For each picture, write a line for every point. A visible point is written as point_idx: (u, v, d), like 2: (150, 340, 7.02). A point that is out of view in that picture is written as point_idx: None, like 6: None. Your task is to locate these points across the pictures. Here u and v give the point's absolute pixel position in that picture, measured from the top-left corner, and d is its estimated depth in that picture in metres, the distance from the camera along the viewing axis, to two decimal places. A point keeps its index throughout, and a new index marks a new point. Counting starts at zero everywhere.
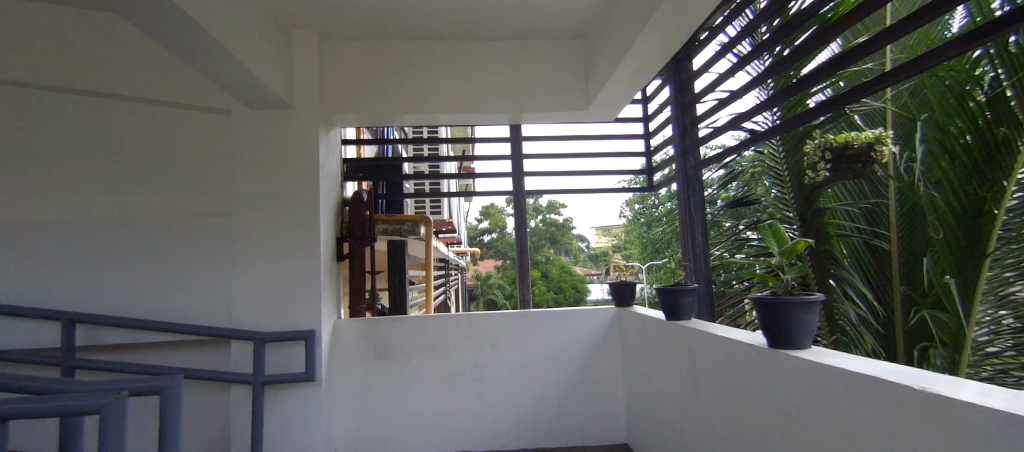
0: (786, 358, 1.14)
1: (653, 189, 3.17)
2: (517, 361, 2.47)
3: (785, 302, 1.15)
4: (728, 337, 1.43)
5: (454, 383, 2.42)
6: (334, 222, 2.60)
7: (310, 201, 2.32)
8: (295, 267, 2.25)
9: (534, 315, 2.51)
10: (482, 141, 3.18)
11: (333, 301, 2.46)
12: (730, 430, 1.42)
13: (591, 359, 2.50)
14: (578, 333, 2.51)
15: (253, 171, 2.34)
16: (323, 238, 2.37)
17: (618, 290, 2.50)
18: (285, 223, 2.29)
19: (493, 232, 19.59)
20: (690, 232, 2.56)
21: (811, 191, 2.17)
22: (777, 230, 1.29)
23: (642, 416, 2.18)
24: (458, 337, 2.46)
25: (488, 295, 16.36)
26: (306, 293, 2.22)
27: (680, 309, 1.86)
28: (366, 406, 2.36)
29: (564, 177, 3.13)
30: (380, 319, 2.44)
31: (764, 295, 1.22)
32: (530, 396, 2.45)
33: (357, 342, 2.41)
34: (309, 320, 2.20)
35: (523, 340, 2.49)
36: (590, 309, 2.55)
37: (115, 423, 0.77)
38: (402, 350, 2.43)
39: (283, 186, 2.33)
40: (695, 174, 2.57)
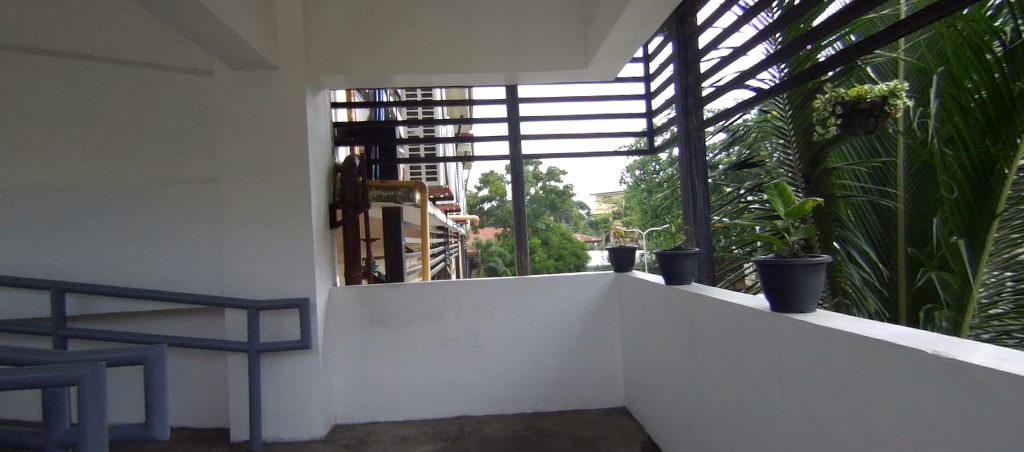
0: (788, 323, 1.10)
1: (655, 152, 3.05)
2: (513, 326, 2.47)
3: (788, 263, 1.10)
4: (729, 301, 1.39)
5: (452, 349, 2.43)
6: (325, 188, 2.52)
7: (300, 167, 2.24)
8: (287, 235, 2.19)
9: (531, 281, 2.49)
10: (479, 103, 3.04)
11: (328, 268, 2.42)
12: (729, 394, 1.40)
13: (589, 324, 2.50)
14: (576, 299, 2.50)
15: (237, 137, 2.24)
16: (315, 204, 2.31)
17: (617, 255, 2.46)
18: (275, 190, 2.21)
19: (493, 200, 19.49)
20: (691, 195, 2.49)
21: (819, 151, 2.09)
22: (784, 190, 1.23)
23: (641, 380, 2.18)
24: (453, 304, 2.45)
25: (489, 262, 16.47)
26: (298, 261, 2.18)
27: (680, 273, 1.81)
28: (365, 372, 2.37)
29: (563, 140, 3.02)
30: (375, 286, 2.42)
31: (768, 258, 1.17)
32: (528, 361, 2.46)
33: (353, 309, 2.40)
34: (303, 288, 2.17)
35: (520, 305, 2.48)
36: (590, 273, 2.53)
37: (94, 394, 0.69)
38: (398, 316, 2.42)
39: (271, 152, 2.24)
40: (698, 135, 2.47)
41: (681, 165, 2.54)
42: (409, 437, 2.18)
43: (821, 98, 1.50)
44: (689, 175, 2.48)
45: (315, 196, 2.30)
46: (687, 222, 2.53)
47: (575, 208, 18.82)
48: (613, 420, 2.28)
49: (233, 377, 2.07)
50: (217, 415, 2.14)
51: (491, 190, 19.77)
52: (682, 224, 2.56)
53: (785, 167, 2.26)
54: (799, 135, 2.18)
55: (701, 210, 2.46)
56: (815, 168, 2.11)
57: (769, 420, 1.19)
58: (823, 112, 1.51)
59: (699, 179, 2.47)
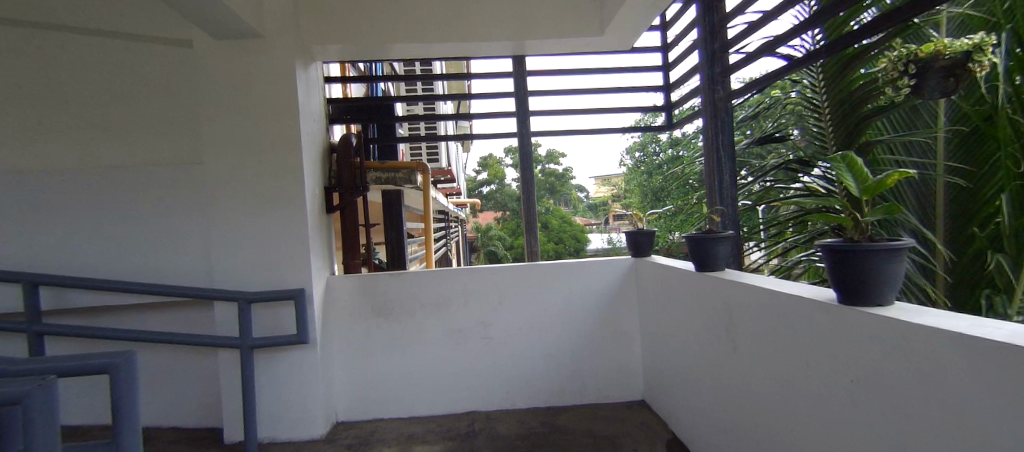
0: (856, 317, 0.94)
1: (673, 128, 2.85)
2: (521, 317, 2.31)
3: (864, 249, 0.92)
4: (777, 290, 1.24)
5: (459, 342, 2.28)
6: (320, 170, 2.33)
7: (292, 147, 2.04)
8: (281, 221, 2.02)
9: (545, 267, 2.33)
10: (480, 77, 2.82)
11: (325, 255, 2.25)
12: (773, 394, 1.26)
13: (604, 313, 2.35)
14: (591, 286, 2.34)
15: (220, 114, 2.03)
16: (310, 188, 2.12)
17: (636, 240, 2.29)
18: (266, 173, 2.03)
19: (492, 184, 19.27)
20: (716, 173, 2.29)
21: (858, 124, 1.90)
22: (854, 163, 1.03)
23: (663, 372, 2.05)
24: (457, 294, 2.29)
25: (489, 246, 16.36)
26: (292, 250, 2.01)
27: (713, 259, 1.65)
28: (365, 365, 2.23)
29: (573, 116, 2.81)
30: (375, 275, 2.26)
31: (834, 242, 1.00)
32: (540, 353, 2.32)
33: (352, 299, 2.24)
34: (298, 278, 2.00)
35: (532, 294, 2.32)
36: (606, 259, 2.36)
37: (41, 421, 0.48)
38: (397, 307, 2.26)
39: (257, 129, 2.04)
40: (725, 108, 2.25)
41: (704, 140, 2.33)
42: (415, 435, 2.05)
43: (888, 58, 1.31)
44: (714, 152, 2.27)
45: (310, 178, 2.11)
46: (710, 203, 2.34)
47: (575, 192, 18.63)
48: (632, 416, 2.15)
49: (227, 373, 1.93)
50: (211, 414, 2.02)
51: (490, 173, 19.52)
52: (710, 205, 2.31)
53: (816, 142, 2.07)
54: (835, 106, 1.98)
55: (728, 189, 2.26)
56: (854, 141, 1.92)
57: (826, 426, 1.05)
58: (891, 73, 1.31)
59: (727, 156, 2.26)
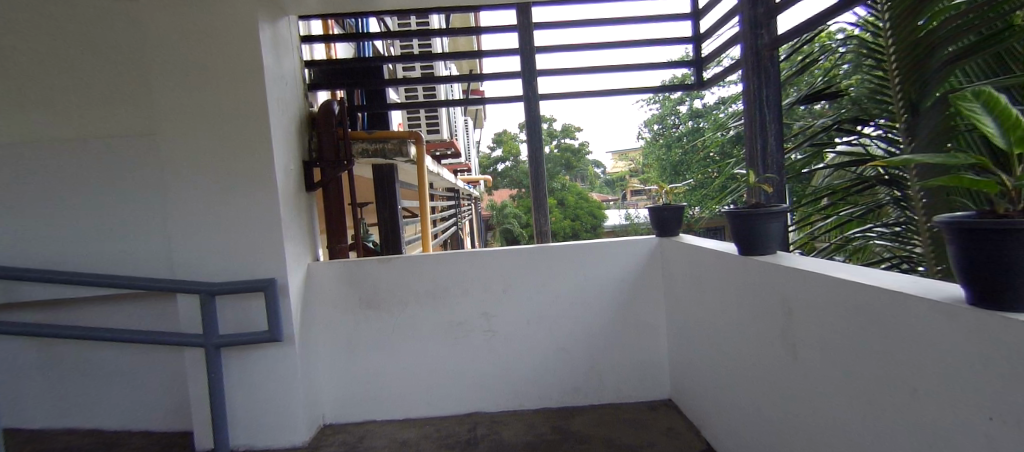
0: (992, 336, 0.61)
1: (704, 89, 2.41)
2: (527, 307, 2.03)
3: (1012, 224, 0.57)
4: (853, 281, 0.91)
5: (458, 336, 2.02)
6: (297, 143, 2.04)
7: (256, 116, 1.74)
8: (247, 204, 1.74)
9: (554, 251, 2.02)
10: (489, 31, 2.44)
11: (304, 240, 1.99)
12: (838, 419, 0.95)
13: (623, 302, 2.04)
14: (607, 271, 2.03)
15: (168, 76, 1.74)
16: (284, 164, 1.85)
17: (660, 216, 1.97)
18: (228, 148, 1.74)
19: (507, 161, 18.94)
20: (758, 139, 1.83)
21: (936, 73, 1.42)
22: (996, 102, 0.68)
23: (695, 373, 1.75)
24: (453, 283, 2.01)
25: (505, 224, 16.15)
26: (260, 236, 1.75)
27: (762, 241, 1.28)
28: (352, 360, 2.00)
29: (587, 75, 2.43)
30: (362, 260, 2.00)
31: (965, 218, 0.66)
32: (550, 347, 2.04)
33: (337, 288, 2.00)
34: (268, 268, 1.75)
35: (539, 282, 2.03)
36: (627, 239, 2.03)
37: None
38: (387, 296, 2.01)
39: (212, 94, 1.74)
40: (771, 55, 1.75)
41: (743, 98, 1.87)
42: (409, 442, 1.82)
43: None
44: (756, 112, 1.82)
45: (282, 152, 1.83)
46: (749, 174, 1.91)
47: (591, 167, 18.11)
48: (656, 421, 1.87)
49: (195, 373, 1.73)
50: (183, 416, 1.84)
51: (504, 150, 19.12)
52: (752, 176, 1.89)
53: (881, 96, 1.66)
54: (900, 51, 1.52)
55: (774, 157, 1.79)
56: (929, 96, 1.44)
57: None
58: None
59: (774, 116, 1.77)
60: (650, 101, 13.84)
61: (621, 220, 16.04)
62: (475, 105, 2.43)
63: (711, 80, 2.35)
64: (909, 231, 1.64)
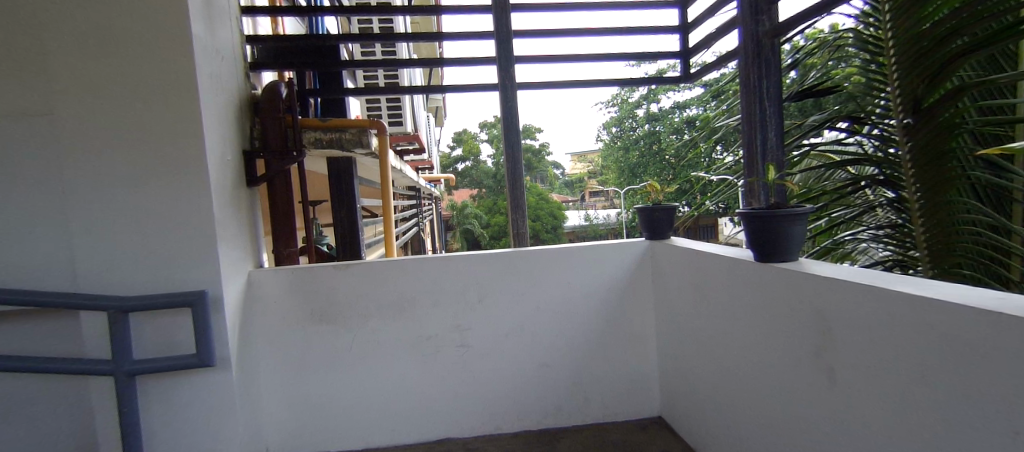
0: None
1: (693, 80, 2.34)
2: (509, 317, 1.83)
3: None
4: (913, 291, 0.79)
5: (430, 351, 1.80)
6: (238, 127, 1.72)
7: (179, 93, 1.40)
8: (170, 199, 1.41)
9: (539, 254, 1.84)
10: (452, 12, 2.21)
11: (245, 242, 1.68)
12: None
13: (611, 309, 1.89)
14: (596, 275, 1.88)
15: (50, 27, 1.32)
16: (219, 150, 1.53)
17: (651, 217, 1.87)
18: (140, 130, 1.38)
19: (468, 160, 18.67)
20: (756, 132, 1.83)
21: (939, 68, 1.34)
22: None
23: (690, 387, 1.64)
24: (425, 291, 1.78)
25: (465, 224, 15.85)
26: (186, 239, 1.42)
27: (785, 244, 1.20)
28: (303, 384, 1.71)
29: (569, 64, 2.27)
30: (315, 267, 1.72)
31: None
32: (533, 361, 1.86)
33: (284, 301, 1.70)
34: (199, 278, 1.43)
35: (522, 288, 1.84)
36: (618, 241, 1.89)
37: None
38: (344, 309, 1.74)
39: (116, 55, 1.36)
40: (771, 43, 1.75)
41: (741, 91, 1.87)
42: None
43: None
44: (754, 103, 1.81)
45: (216, 139, 1.51)
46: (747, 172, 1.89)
47: (550, 169, 18.30)
48: (648, 441, 1.74)
49: (99, 411, 1.37)
50: None
51: (465, 149, 18.83)
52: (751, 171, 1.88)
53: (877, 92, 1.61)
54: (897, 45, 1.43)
55: (774, 150, 1.78)
56: (933, 92, 1.38)
57: None
58: None
59: (774, 107, 1.77)
60: (609, 105, 14.17)
61: (579, 221, 16.29)
62: (436, 93, 2.19)
63: (699, 73, 2.26)
64: (900, 233, 1.60)
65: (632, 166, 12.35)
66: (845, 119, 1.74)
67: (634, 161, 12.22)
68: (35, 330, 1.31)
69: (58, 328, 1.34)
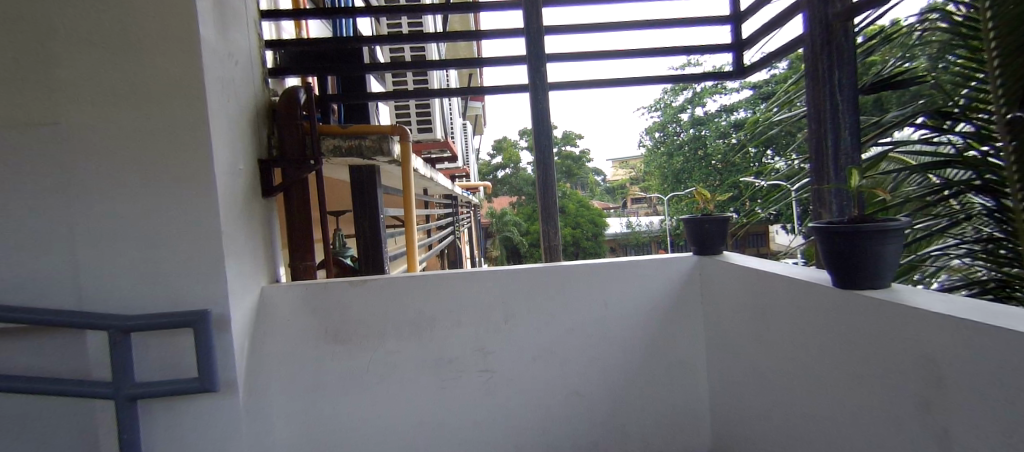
0: None
1: (746, 75, 2.04)
2: (534, 343, 1.63)
3: None
4: None
5: (449, 377, 1.63)
6: (254, 136, 1.66)
7: (185, 102, 1.34)
8: (175, 214, 1.34)
9: (570, 272, 1.63)
10: (490, 9, 2.08)
11: (257, 256, 1.60)
12: None
13: (654, 335, 1.64)
14: (636, 297, 1.64)
15: (63, 38, 1.30)
16: (230, 161, 1.47)
17: (700, 229, 1.60)
18: (147, 141, 1.33)
19: (508, 168, 18.68)
20: (825, 133, 1.43)
21: None
22: None
23: (748, 434, 1.37)
24: (442, 311, 1.62)
25: (504, 232, 15.79)
26: (191, 254, 1.35)
27: (875, 270, 0.88)
28: (315, 409, 1.60)
29: (608, 59, 2.06)
30: (329, 282, 1.62)
31: None
32: (563, 393, 1.65)
33: (295, 318, 1.60)
34: (202, 296, 1.35)
35: (551, 310, 1.63)
36: (663, 258, 1.64)
37: None
38: (356, 329, 1.61)
39: (126, 65, 1.32)
40: (846, 27, 1.34)
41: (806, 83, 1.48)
42: None
43: None
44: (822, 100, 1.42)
45: (226, 149, 1.44)
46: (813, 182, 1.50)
47: (590, 176, 17.90)
48: None
49: (105, 431, 1.33)
50: None
51: (504, 157, 18.85)
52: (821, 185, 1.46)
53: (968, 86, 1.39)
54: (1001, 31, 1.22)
55: (849, 155, 1.38)
56: None
57: None
58: None
59: (849, 103, 1.36)
60: (652, 109, 13.64)
61: (622, 229, 15.78)
62: (470, 95, 2.05)
63: (754, 68, 1.96)
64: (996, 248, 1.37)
65: (677, 172, 11.76)
66: (925, 112, 1.50)
67: (680, 167, 11.62)
68: (44, 348, 1.28)
69: (68, 345, 1.31)
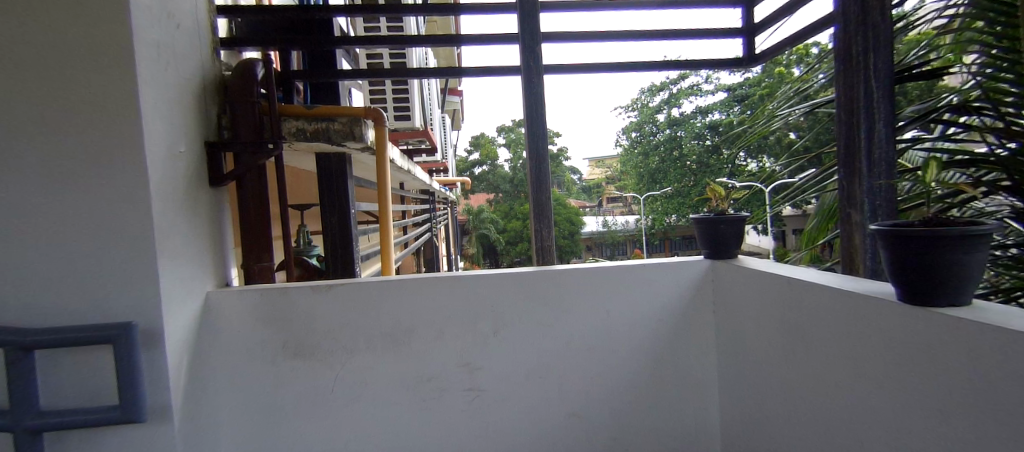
0: None
1: (757, 62, 1.92)
2: (527, 356, 1.45)
3: None
4: None
5: (431, 395, 1.43)
6: (200, 115, 1.41)
7: (103, 66, 1.07)
8: (92, 206, 1.08)
9: (568, 277, 1.46)
10: None
11: (202, 256, 1.35)
12: None
13: (658, 346, 1.50)
14: (640, 304, 1.49)
15: None
16: (169, 141, 1.22)
17: (714, 230, 1.49)
18: (53, 114, 1.05)
19: (485, 164, 18.44)
20: (857, 126, 1.31)
21: None
22: None
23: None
24: (424, 319, 1.42)
25: (481, 229, 15.57)
26: (111, 254, 1.09)
27: (958, 282, 0.78)
28: (273, 434, 1.37)
29: (605, 43, 1.90)
30: (290, 286, 1.39)
31: None
32: (560, 410, 1.48)
33: (250, 330, 1.36)
34: (127, 305, 1.10)
35: (547, 319, 1.46)
36: (669, 261, 1.49)
37: None
38: (322, 340, 1.39)
39: (22, 13, 1.04)
40: (882, 5, 1.22)
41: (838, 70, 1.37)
42: None
43: None
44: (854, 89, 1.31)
45: (160, 127, 1.17)
46: (844, 180, 1.39)
47: (567, 173, 17.94)
48: None
49: None
50: None
51: (482, 153, 18.59)
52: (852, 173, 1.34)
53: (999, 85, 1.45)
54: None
55: (883, 151, 1.25)
56: None
57: None
58: None
59: (884, 93, 1.24)
60: (629, 109, 13.73)
61: (598, 227, 15.90)
62: (450, 74, 1.84)
63: (768, 54, 1.85)
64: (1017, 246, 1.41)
65: (652, 172, 11.89)
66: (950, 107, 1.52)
67: (656, 166, 11.74)
68: None
69: None
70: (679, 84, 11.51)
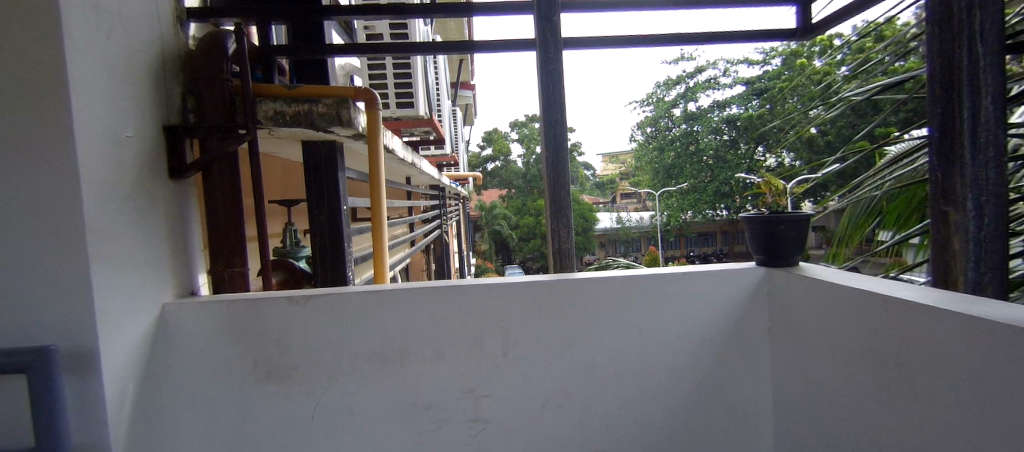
0: None
1: (816, 33, 1.61)
2: (540, 382, 1.22)
3: None
4: None
5: (426, 427, 1.20)
6: (158, 95, 1.20)
7: (12, 24, 0.86)
8: (6, 201, 0.88)
9: (589, 289, 1.21)
10: None
11: (160, 260, 1.15)
12: None
13: (700, 371, 1.24)
14: (677, 321, 1.23)
15: None
16: (115, 124, 1.02)
17: (772, 233, 1.23)
18: None
19: (498, 160, 18.16)
20: (957, 102, 1.00)
21: None
22: None
23: None
24: (417, 338, 1.19)
25: (493, 225, 15.33)
26: (30, 261, 0.89)
27: None
28: None
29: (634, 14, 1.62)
30: (261, 298, 1.18)
31: None
32: (581, 446, 1.23)
33: (214, 349, 1.16)
34: (52, 324, 0.90)
35: (565, 339, 1.21)
36: (713, 270, 1.24)
37: None
38: (297, 362, 1.17)
39: None
40: None
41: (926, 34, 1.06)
42: None
43: None
44: (949, 61, 1.01)
45: (98, 104, 0.96)
46: (934, 172, 1.06)
47: (580, 169, 17.52)
48: None
49: None
50: None
51: (495, 148, 18.30)
52: (945, 164, 1.03)
53: None
54: None
55: (992, 135, 0.95)
56: None
57: None
58: None
59: (996, 59, 0.94)
60: (644, 103, 13.30)
61: (612, 223, 15.47)
62: (473, 49, 1.59)
63: (831, 22, 1.54)
64: None
65: (668, 167, 11.50)
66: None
67: (672, 162, 11.34)
68: None
69: None
70: (696, 78, 11.11)
